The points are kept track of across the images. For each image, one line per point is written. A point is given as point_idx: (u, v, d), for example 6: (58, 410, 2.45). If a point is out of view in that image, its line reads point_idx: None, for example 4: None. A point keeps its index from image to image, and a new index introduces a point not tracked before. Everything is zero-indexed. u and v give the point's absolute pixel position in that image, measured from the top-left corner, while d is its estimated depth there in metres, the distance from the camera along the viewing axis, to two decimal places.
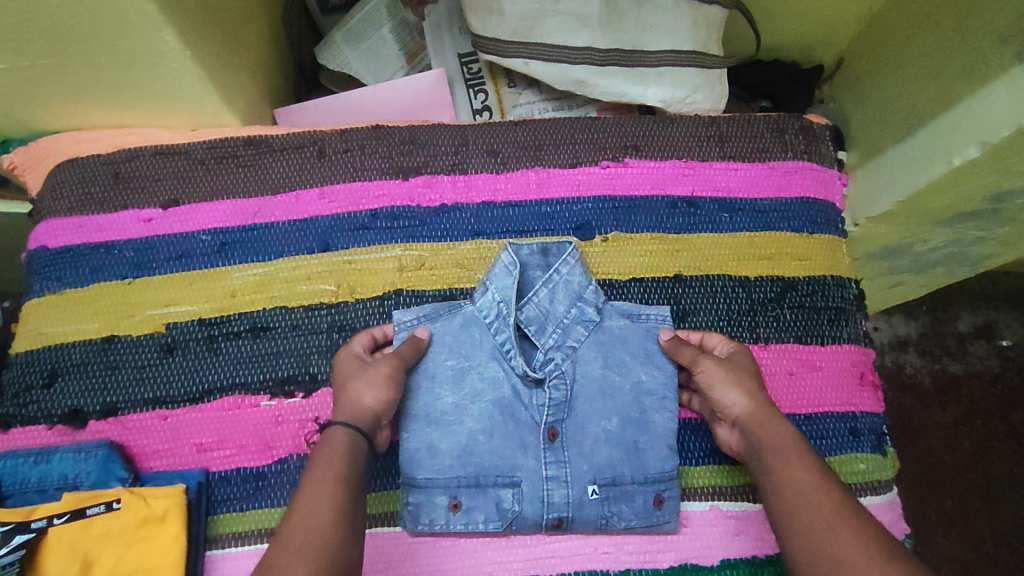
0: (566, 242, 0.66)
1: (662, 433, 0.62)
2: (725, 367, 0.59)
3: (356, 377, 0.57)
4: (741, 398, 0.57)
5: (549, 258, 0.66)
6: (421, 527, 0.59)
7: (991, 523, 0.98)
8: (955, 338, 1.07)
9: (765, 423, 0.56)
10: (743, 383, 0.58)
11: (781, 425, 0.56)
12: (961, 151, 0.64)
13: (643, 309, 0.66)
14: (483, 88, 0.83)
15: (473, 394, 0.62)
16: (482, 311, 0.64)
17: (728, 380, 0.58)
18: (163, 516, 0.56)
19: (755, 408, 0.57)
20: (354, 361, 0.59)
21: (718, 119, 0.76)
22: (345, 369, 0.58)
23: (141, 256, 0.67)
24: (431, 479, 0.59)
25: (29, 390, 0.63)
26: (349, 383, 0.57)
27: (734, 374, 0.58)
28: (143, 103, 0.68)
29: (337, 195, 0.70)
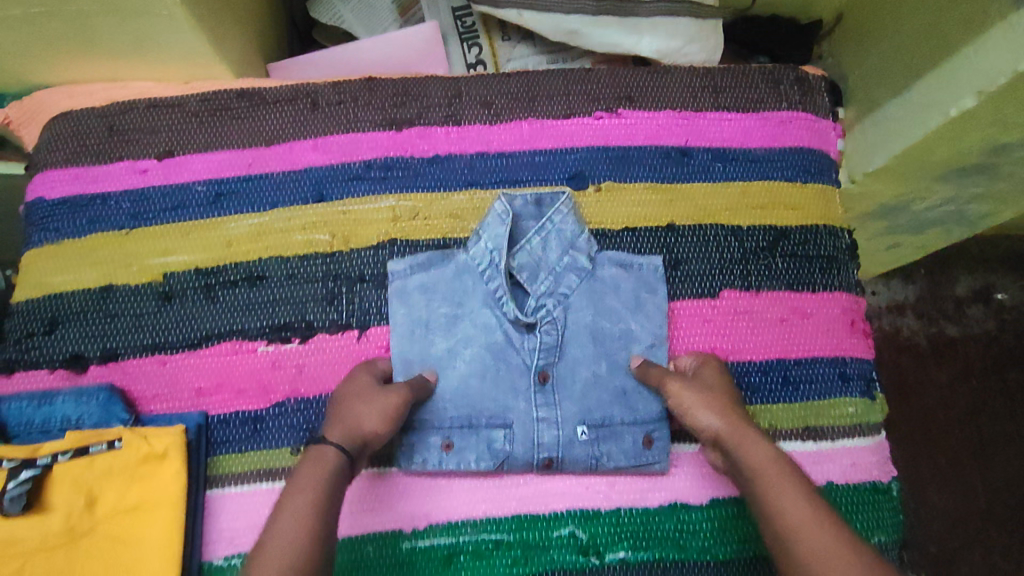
0: (559, 193, 0.66)
1: None
2: (696, 387, 0.59)
3: (362, 397, 0.56)
4: (713, 414, 0.57)
5: (543, 210, 0.66)
6: (415, 467, 0.61)
7: (983, 479, 1.00)
8: (952, 300, 1.07)
9: (744, 442, 0.55)
10: (714, 402, 0.58)
11: (759, 441, 0.55)
12: (958, 102, 0.63)
13: (636, 258, 0.67)
14: (477, 42, 0.83)
15: (464, 338, 0.64)
16: (475, 260, 0.65)
17: (699, 398, 0.58)
18: (164, 455, 0.57)
19: (728, 426, 0.56)
20: (360, 384, 0.58)
21: (713, 70, 0.76)
22: (350, 391, 0.57)
23: (137, 207, 0.68)
24: (425, 421, 0.61)
25: (31, 337, 0.64)
26: (353, 405, 0.56)
27: (705, 393, 0.58)
28: (136, 55, 0.68)
29: (331, 146, 0.70)
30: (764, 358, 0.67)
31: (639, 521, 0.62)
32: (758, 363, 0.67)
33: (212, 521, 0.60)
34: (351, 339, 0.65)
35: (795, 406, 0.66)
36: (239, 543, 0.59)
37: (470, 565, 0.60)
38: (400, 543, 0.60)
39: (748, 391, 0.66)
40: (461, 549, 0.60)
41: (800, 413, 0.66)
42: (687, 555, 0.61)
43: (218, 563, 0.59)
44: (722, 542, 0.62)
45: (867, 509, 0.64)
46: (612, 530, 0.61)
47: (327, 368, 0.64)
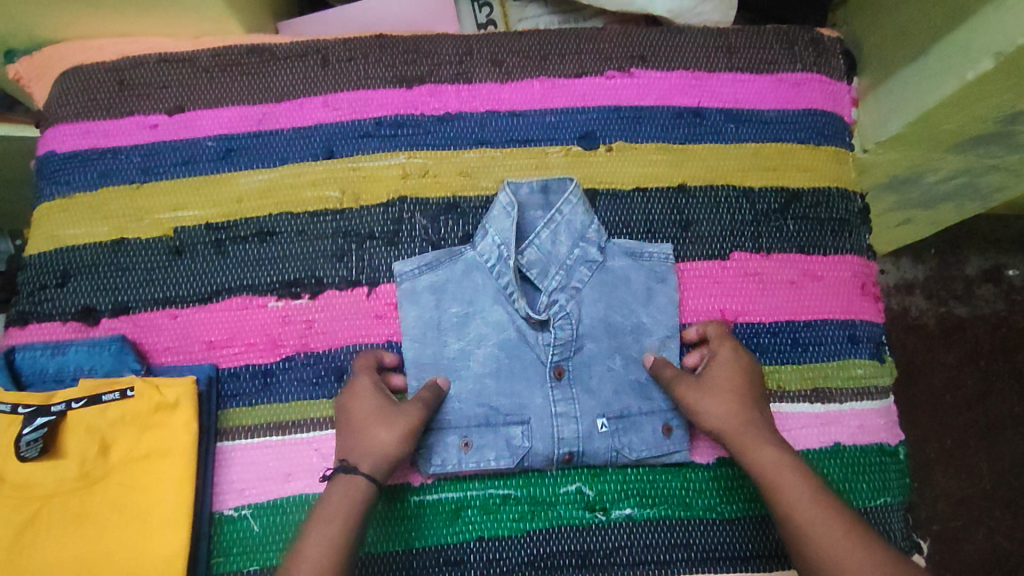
0: (566, 179, 0.64)
1: None
2: (701, 389, 0.59)
3: (371, 417, 0.56)
4: (717, 416, 0.58)
5: (550, 196, 0.64)
6: (433, 469, 0.59)
7: (988, 458, 1.00)
8: (962, 280, 1.06)
9: (747, 445, 0.56)
10: (720, 403, 0.58)
11: (765, 442, 0.56)
12: (975, 65, 0.62)
13: (646, 248, 0.66)
14: (488, 2, 0.81)
15: (478, 337, 0.62)
16: (484, 257, 0.63)
17: (703, 400, 0.58)
18: (176, 404, 0.57)
19: (733, 428, 0.57)
20: (366, 400, 0.57)
21: (727, 30, 0.74)
22: (357, 408, 0.57)
23: (148, 162, 0.68)
24: (441, 420, 0.59)
25: (44, 288, 0.65)
26: (364, 426, 0.56)
27: (710, 393, 0.58)
28: (146, 8, 0.67)
29: (342, 103, 0.69)
30: (774, 320, 0.67)
31: (645, 479, 0.61)
32: (768, 324, 0.66)
33: (222, 473, 0.60)
34: (360, 295, 0.65)
35: (803, 367, 0.66)
36: (248, 495, 0.60)
37: (477, 518, 0.59)
38: (409, 497, 0.60)
39: (757, 352, 0.66)
40: (469, 503, 0.60)
41: (808, 375, 0.66)
42: (693, 513, 0.61)
43: (228, 514, 0.60)
44: (729, 501, 0.61)
45: (874, 471, 0.64)
46: (620, 487, 0.61)
47: (336, 323, 0.64)
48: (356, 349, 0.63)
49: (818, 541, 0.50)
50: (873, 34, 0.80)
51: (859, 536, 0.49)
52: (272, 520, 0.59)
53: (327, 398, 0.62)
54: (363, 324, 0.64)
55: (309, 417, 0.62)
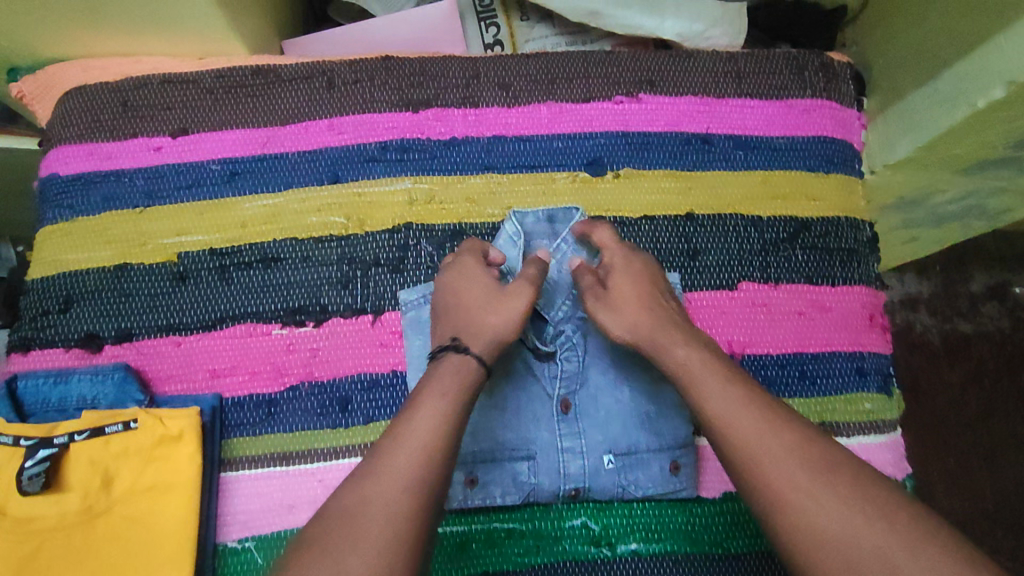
0: (571, 208, 0.66)
1: (673, 402, 0.62)
2: (605, 304, 0.58)
3: (484, 299, 0.57)
4: (629, 324, 0.57)
5: (555, 226, 0.66)
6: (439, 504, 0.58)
7: (991, 479, 1.00)
8: (967, 297, 1.06)
9: (662, 347, 0.54)
10: (625, 312, 0.57)
11: (677, 341, 0.54)
12: (985, 92, 0.62)
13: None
14: (495, 21, 0.81)
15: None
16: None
17: (609, 314, 0.58)
18: (179, 435, 0.57)
19: (641, 333, 0.56)
20: (477, 284, 0.58)
21: (736, 55, 0.74)
22: (467, 294, 0.58)
23: (151, 186, 0.67)
24: None
25: (45, 315, 0.64)
26: (474, 308, 0.57)
27: (615, 306, 0.58)
28: (150, 29, 0.67)
29: (347, 126, 0.69)
30: (782, 353, 0.66)
31: (651, 513, 0.61)
32: (775, 356, 0.66)
33: (227, 504, 0.60)
34: (366, 323, 0.64)
35: (810, 401, 0.66)
36: (252, 526, 0.60)
37: (482, 553, 0.59)
38: None
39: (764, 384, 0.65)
40: (474, 537, 0.59)
41: (816, 408, 0.65)
42: (699, 548, 0.60)
43: (232, 546, 0.59)
44: (733, 536, 0.61)
45: None
46: (625, 521, 0.60)
47: (341, 352, 0.63)
48: (361, 379, 0.63)
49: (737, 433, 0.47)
50: (881, 57, 0.79)
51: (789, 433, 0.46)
52: (276, 553, 0.59)
53: (332, 428, 0.62)
54: (368, 353, 0.63)
55: (314, 447, 0.61)
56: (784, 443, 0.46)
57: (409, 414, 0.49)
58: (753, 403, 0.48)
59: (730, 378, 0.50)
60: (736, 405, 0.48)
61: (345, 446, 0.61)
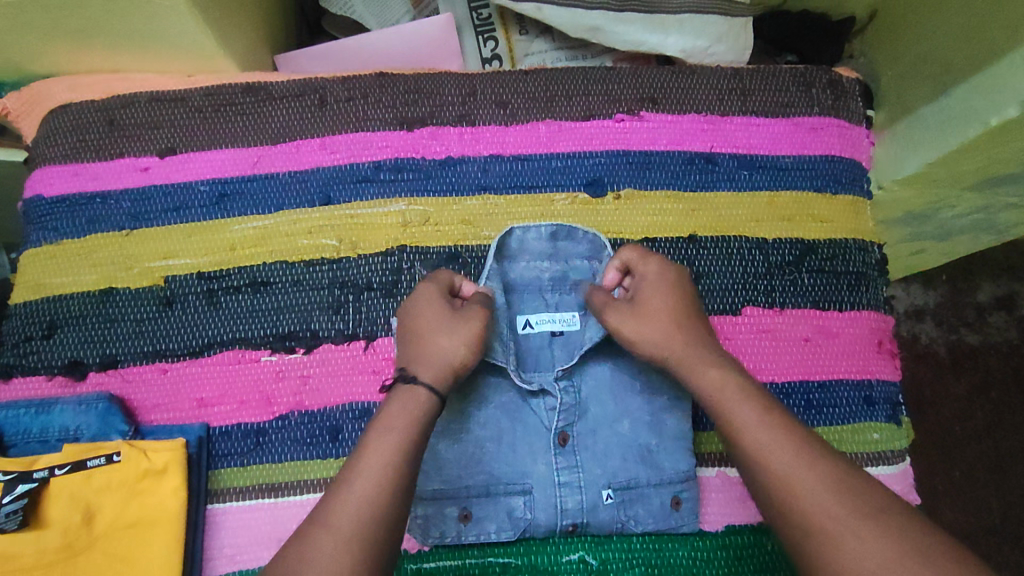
0: (573, 226, 0.62)
1: (675, 435, 0.59)
2: (632, 316, 0.56)
3: (435, 323, 0.54)
4: (656, 341, 0.54)
5: (556, 241, 0.63)
6: (431, 539, 0.56)
7: (997, 492, 0.97)
8: (974, 308, 1.03)
9: (693, 368, 0.52)
10: (652, 326, 0.55)
11: (708, 364, 0.52)
12: (1002, 111, 0.59)
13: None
14: (493, 35, 0.79)
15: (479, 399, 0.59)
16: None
17: (639, 326, 0.55)
18: (163, 469, 0.55)
19: (674, 351, 0.53)
20: (430, 306, 0.55)
21: (741, 71, 0.72)
22: (421, 318, 0.55)
23: (138, 207, 0.65)
24: (439, 490, 0.56)
25: (29, 341, 0.62)
26: (426, 334, 0.54)
27: (642, 318, 0.55)
28: (138, 45, 0.65)
29: (340, 145, 0.67)
30: (787, 380, 0.64)
31: (651, 548, 0.59)
32: (781, 384, 0.64)
33: (213, 537, 0.58)
34: (357, 350, 0.62)
35: (817, 430, 0.63)
36: (238, 561, 0.58)
37: None
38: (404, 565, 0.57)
39: None
40: (468, 571, 0.57)
41: (823, 438, 0.63)
42: None
43: None
44: (737, 571, 0.59)
45: None
46: (624, 556, 0.58)
47: (332, 380, 0.62)
48: (352, 408, 0.61)
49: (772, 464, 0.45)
50: (891, 70, 0.77)
51: (814, 463, 0.45)
52: None
53: (321, 458, 0.60)
54: (359, 380, 0.62)
55: (303, 478, 0.59)
56: (812, 476, 0.44)
57: (356, 456, 0.47)
58: (786, 433, 0.47)
59: (767, 407, 0.48)
60: (771, 439, 0.46)
61: (335, 477, 0.59)
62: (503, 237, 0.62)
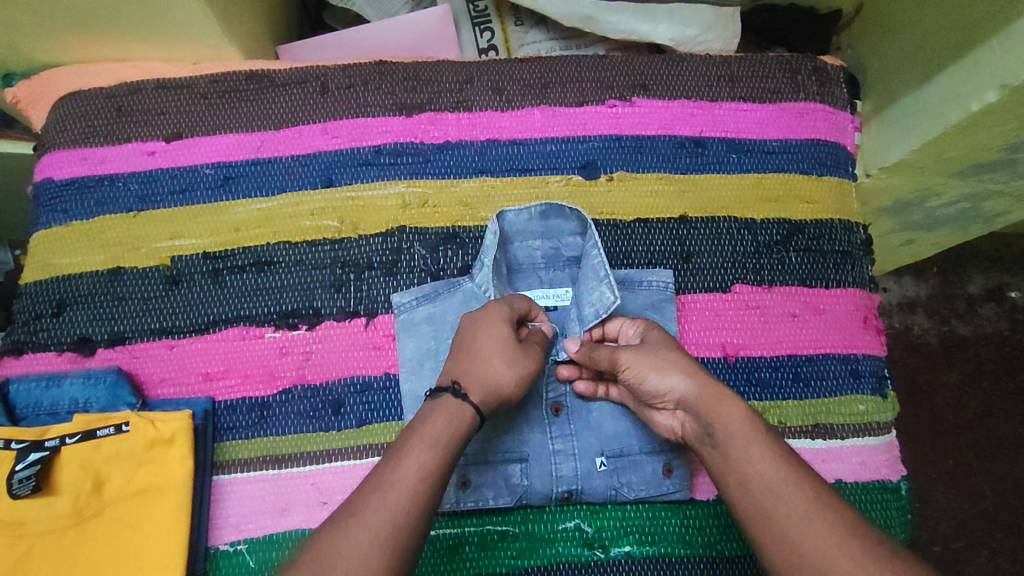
0: (560, 206, 0.64)
1: None
2: (649, 354, 0.54)
3: (497, 350, 0.56)
4: (674, 375, 0.52)
5: (546, 221, 0.65)
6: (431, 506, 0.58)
7: (990, 480, 0.97)
8: (965, 299, 1.04)
9: (714, 400, 0.50)
10: (671, 361, 0.53)
11: (729, 398, 0.50)
12: (979, 96, 0.60)
13: (644, 277, 0.66)
14: (489, 26, 0.82)
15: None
16: (482, 288, 0.64)
17: (657, 361, 0.53)
18: (171, 439, 0.57)
19: (695, 384, 0.51)
20: (497, 330, 0.56)
21: (729, 58, 0.74)
22: (483, 340, 0.56)
23: (145, 190, 0.67)
24: None
25: (38, 318, 0.64)
26: (485, 356, 0.55)
27: (659, 354, 0.54)
28: (145, 34, 0.67)
29: (341, 130, 0.69)
30: (775, 354, 0.66)
31: (645, 516, 0.60)
32: (769, 358, 0.66)
33: (218, 507, 0.60)
34: (358, 327, 0.64)
35: (804, 403, 0.65)
36: (244, 529, 0.59)
37: (474, 556, 0.58)
38: None
39: (758, 387, 0.65)
40: (467, 539, 0.59)
41: (810, 410, 0.65)
42: (693, 550, 0.60)
43: (224, 549, 0.59)
44: (728, 539, 0.60)
45: (875, 509, 0.63)
46: (619, 524, 0.60)
47: (334, 355, 0.63)
48: (353, 382, 0.63)
49: (787, 506, 0.44)
50: (877, 61, 0.78)
51: (829, 502, 0.44)
52: (268, 556, 0.59)
53: (324, 430, 0.62)
54: (360, 356, 0.63)
55: (307, 450, 0.61)
56: (827, 516, 0.43)
57: (399, 457, 0.48)
58: (803, 476, 0.45)
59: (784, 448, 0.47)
60: (790, 481, 0.45)
61: (338, 449, 0.61)
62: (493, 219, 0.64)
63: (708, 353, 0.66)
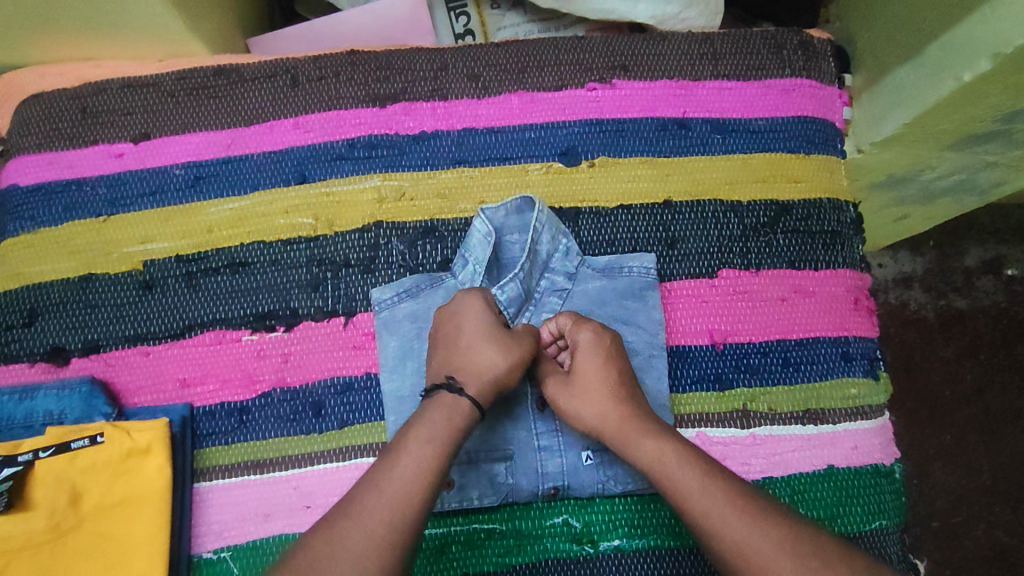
0: (531, 198, 0.63)
1: (653, 393, 0.61)
2: (572, 391, 0.56)
3: (485, 336, 0.56)
4: (593, 416, 0.55)
5: (520, 218, 0.64)
6: None
7: (989, 454, 0.96)
8: (961, 272, 1.02)
9: (628, 440, 0.53)
10: (587, 400, 0.55)
11: (641, 433, 0.53)
12: (971, 66, 0.58)
13: (624, 263, 0.64)
14: (465, 11, 0.80)
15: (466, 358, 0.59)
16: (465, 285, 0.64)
17: (576, 401, 0.56)
18: (147, 448, 0.56)
19: (611, 424, 0.54)
20: (481, 322, 0.56)
21: (712, 35, 0.72)
22: (467, 332, 0.56)
23: (114, 193, 0.66)
24: None
25: (10, 329, 0.63)
26: (473, 348, 0.55)
27: (576, 397, 0.56)
28: (105, 32, 0.65)
29: (313, 124, 0.67)
30: (764, 340, 0.65)
31: (634, 508, 0.59)
32: (758, 344, 0.65)
33: (200, 515, 0.59)
34: (337, 326, 0.63)
35: (795, 387, 0.64)
36: (227, 537, 0.58)
37: (462, 555, 0.57)
38: None
39: (747, 373, 0.64)
40: (453, 539, 0.58)
41: (801, 396, 0.64)
42: (683, 542, 0.59)
43: (208, 556, 0.58)
44: None
45: (868, 493, 0.62)
46: (608, 517, 0.59)
47: (313, 356, 0.62)
48: (333, 382, 0.61)
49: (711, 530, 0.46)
50: (865, 31, 0.76)
51: (753, 516, 0.46)
52: (253, 562, 0.58)
53: (305, 433, 0.60)
54: (341, 355, 0.62)
55: (288, 454, 0.60)
56: None
57: (396, 453, 0.48)
58: (722, 500, 0.47)
59: (704, 474, 0.49)
60: (707, 509, 0.47)
61: (320, 451, 0.60)
62: (475, 217, 0.63)
63: (695, 341, 0.64)
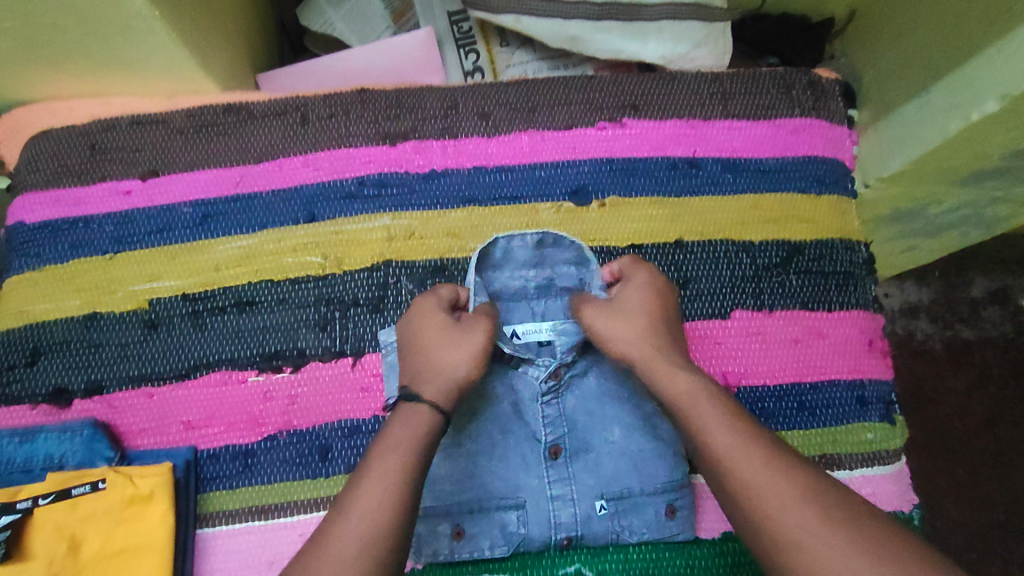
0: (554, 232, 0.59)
1: (668, 440, 0.59)
2: (614, 310, 0.55)
3: (438, 336, 0.54)
4: (631, 339, 0.53)
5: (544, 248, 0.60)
6: (424, 558, 0.56)
7: (1001, 488, 0.95)
8: (968, 303, 1.01)
9: (661, 370, 0.51)
10: (631, 323, 0.54)
11: (675, 367, 0.51)
12: (980, 106, 0.58)
13: None
14: (474, 48, 0.80)
15: (468, 415, 0.58)
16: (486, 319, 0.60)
17: (617, 320, 0.54)
18: (150, 495, 0.55)
19: (645, 353, 0.53)
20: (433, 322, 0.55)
21: (721, 75, 0.72)
22: (424, 335, 0.54)
23: (121, 230, 0.65)
24: (432, 508, 0.56)
25: (12, 369, 0.62)
26: (429, 348, 0.53)
27: (623, 316, 0.54)
28: (114, 71, 0.64)
29: (323, 162, 0.67)
30: (778, 383, 0.64)
31: (648, 557, 0.58)
32: (772, 387, 0.64)
33: (203, 562, 0.57)
34: (345, 367, 0.62)
35: (810, 433, 0.63)
36: None
37: None
38: None
39: (762, 417, 0.63)
40: None
41: (816, 441, 0.63)
42: None
43: None
44: None
45: None
46: (622, 567, 0.58)
47: (321, 398, 0.61)
48: (341, 425, 0.60)
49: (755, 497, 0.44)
50: (874, 69, 0.76)
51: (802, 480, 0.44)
52: None
53: (311, 478, 0.59)
54: (348, 398, 0.61)
55: (293, 500, 0.59)
56: None
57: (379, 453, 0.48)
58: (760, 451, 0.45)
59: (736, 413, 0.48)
60: (737, 451, 0.45)
61: (327, 497, 0.59)
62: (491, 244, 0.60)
63: None
